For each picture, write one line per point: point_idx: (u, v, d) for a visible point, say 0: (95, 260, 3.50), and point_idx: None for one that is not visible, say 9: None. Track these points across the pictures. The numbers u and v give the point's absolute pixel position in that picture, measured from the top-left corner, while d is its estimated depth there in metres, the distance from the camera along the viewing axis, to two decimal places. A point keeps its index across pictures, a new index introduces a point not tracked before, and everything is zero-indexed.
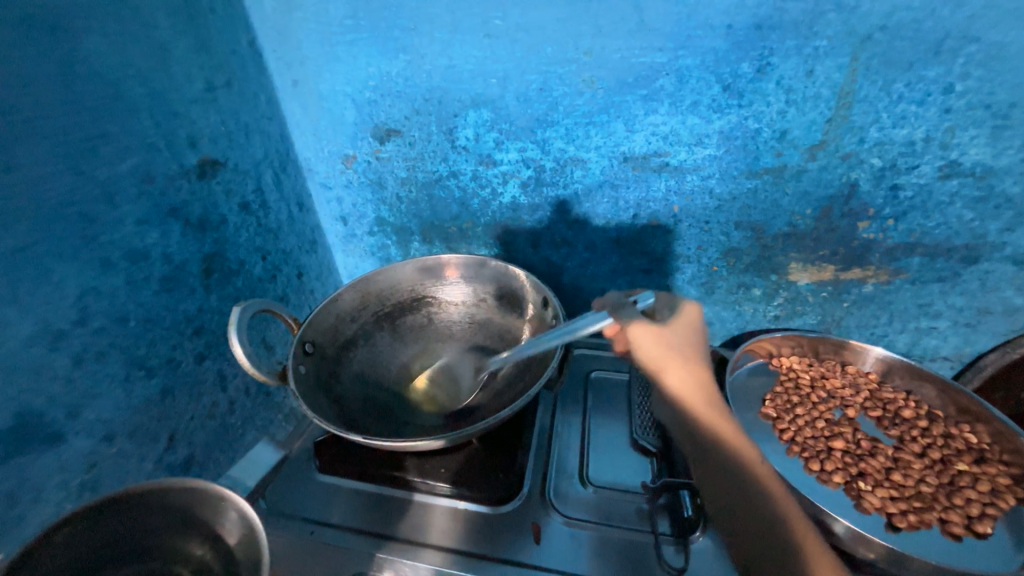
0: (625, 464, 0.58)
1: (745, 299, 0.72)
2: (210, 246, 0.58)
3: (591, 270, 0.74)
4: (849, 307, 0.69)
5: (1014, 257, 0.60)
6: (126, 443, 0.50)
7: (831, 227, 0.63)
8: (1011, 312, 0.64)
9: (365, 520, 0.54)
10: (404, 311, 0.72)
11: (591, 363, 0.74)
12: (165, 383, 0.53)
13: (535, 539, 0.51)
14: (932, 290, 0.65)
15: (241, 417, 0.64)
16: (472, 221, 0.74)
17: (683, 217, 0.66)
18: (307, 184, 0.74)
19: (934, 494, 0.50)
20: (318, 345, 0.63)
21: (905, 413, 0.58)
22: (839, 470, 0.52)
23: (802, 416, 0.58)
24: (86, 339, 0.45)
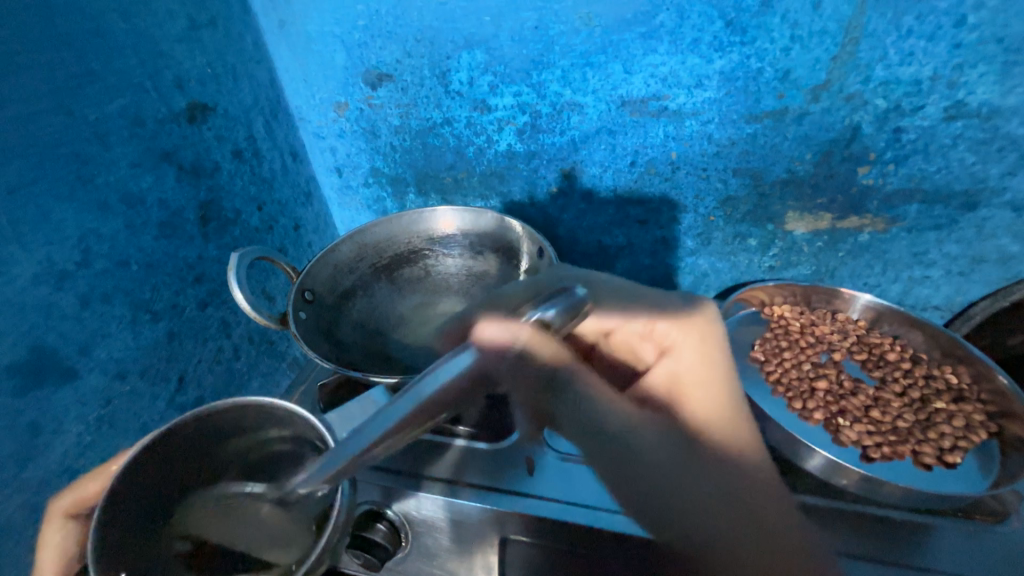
0: None
1: (741, 249, 0.72)
2: (205, 194, 0.58)
3: (587, 221, 0.74)
4: (844, 257, 0.69)
5: (1013, 203, 0.60)
6: (138, 382, 0.52)
7: (830, 174, 0.62)
8: (1005, 260, 0.64)
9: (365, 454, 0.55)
10: (401, 262, 0.73)
11: None
12: (170, 326, 0.55)
13: (529, 471, 0.53)
14: (928, 238, 0.65)
15: (246, 363, 0.66)
16: (468, 171, 0.73)
17: (680, 165, 0.65)
18: (299, 134, 0.73)
19: (909, 429, 0.52)
20: (318, 293, 0.64)
21: (889, 356, 0.59)
22: (819, 407, 0.54)
23: (788, 359, 0.60)
24: (90, 280, 0.46)
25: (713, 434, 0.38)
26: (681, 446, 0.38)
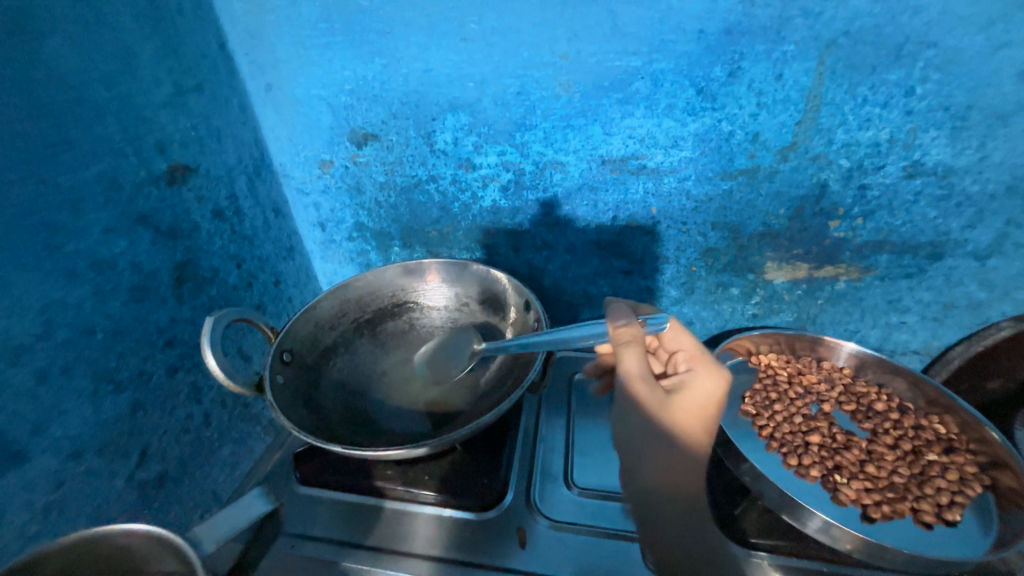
0: (608, 466, 0.58)
1: (724, 298, 0.73)
2: (181, 255, 0.57)
3: (572, 272, 0.75)
4: (823, 304, 0.71)
5: (976, 253, 0.62)
6: (94, 461, 0.48)
7: (803, 227, 0.64)
8: (975, 306, 0.67)
9: (346, 530, 0.53)
10: (385, 318, 0.72)
11: (573, 365, 0.74)
12: (135, 397, 0.51)
13: (520, 543, 0.51)
14: (900, 286, 0.67)
15: (217, 430, 0.62)
16: (453, 225, 0.73)
17: (661, 219, 0.67)
18: (283, 190, 0.73)
19: (906, 484, 0.51)
20: (296, 353, 0.62)
21: (878, 406, 0.59)
22: (816, 464, 0.53)
23: (779, 412, 0.59)
24: (49, 353, 0.43)
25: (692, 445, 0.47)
26: (668, 442, 0.47)
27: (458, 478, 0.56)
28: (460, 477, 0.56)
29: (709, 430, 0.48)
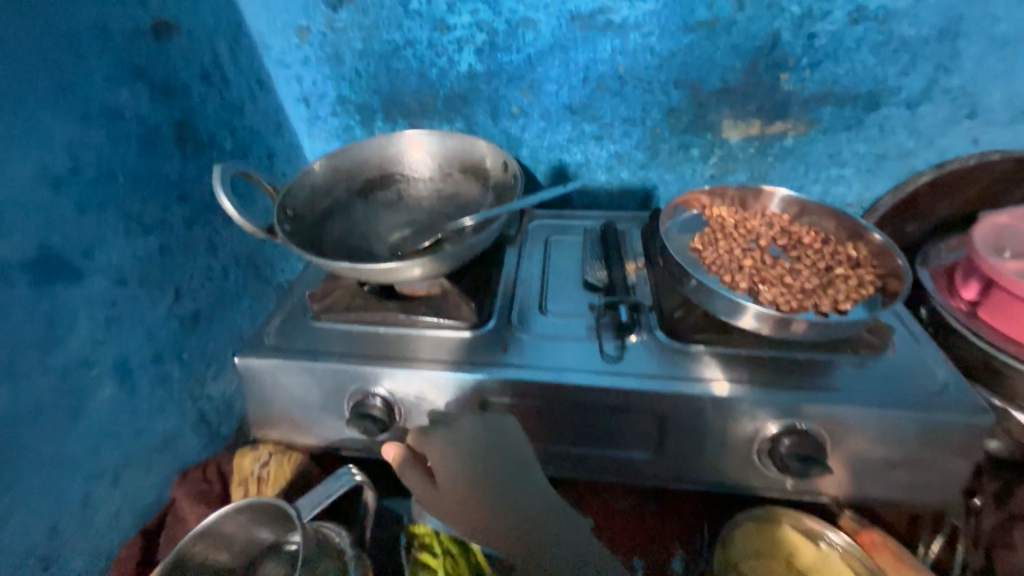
0: (575, 299, 0.70)
1: (685, 160, 0.79)
2: (179, 114, 0.61)
3: (547, 140, 0.80)
4: (774, 162, 0.78)
5: (908, 101, 0.69)
6: (138, 289, 0.56)
7: (757, 81, 0.70)
8: (904, 156, 0.74)
9: (359, 347, 0.63)
10: (374, 186, 0.78)
11: (551, 229, 0.84)
12: (162, 241, 0.59)
13: (504, 349, 0.62)
14: (841, 139, 0.74)
15: (235, 284, 0.71)
16: (433, 94, 0.77)
17: (628, 78, 0.72)
18: (263, 62, 0.75)
19: (818, 289, 0.61)
20: (297, 211, 0.69)
21: (805, 240, 0.69)
22: (745, 279, 0.63)
23: (722, 247, 0.68)
24: (84, 188, 0.50)
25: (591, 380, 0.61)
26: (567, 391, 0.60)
27: (449, 306, 0.67)
28: (451, 305, 0.67)
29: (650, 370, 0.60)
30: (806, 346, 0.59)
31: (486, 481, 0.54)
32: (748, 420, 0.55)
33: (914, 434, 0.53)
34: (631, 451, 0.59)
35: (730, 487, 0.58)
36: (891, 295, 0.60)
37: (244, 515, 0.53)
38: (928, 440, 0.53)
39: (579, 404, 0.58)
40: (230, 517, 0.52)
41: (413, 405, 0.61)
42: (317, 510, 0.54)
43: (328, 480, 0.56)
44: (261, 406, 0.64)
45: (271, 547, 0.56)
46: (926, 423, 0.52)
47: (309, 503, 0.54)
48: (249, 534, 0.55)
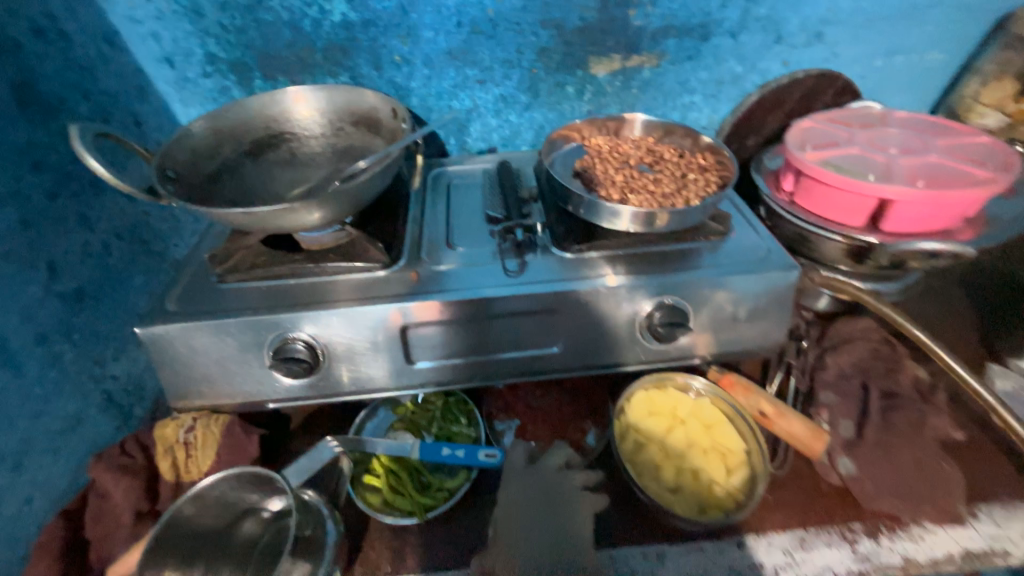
0: (478, 232, 0.76)
1: (563, 98, 0.87)
2: (14, 75, 0.56)
3: (434, 87, 0.83)
4: (637, 93, 0.88)
5: (731, 31, 0.82)
6: (2, 265, 0.52)
7: (610, 18, 0.79)
8: (737, 80, 0.88)
9: (271, 299, 0.64)
10: (263, 146, 0.77)
11: (451, 176, 0.88)
12: (21, 214, 0.55)
13: (415, 280, 0.67)
14: (686, 68, 0.86)
15: (121, 261, 0.67)
16: (310, 47, 0.76)
17: (498, 20, 0.77)
18: (109, 20, 0.70)
19: (674, 192, 0.73)
20: (179, 173, 0.66)
21: (666, 155, 0.80)
22: (617, 191, 0.73)
23: (598, 169, 0.78)
24: None
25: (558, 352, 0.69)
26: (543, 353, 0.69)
27: (357, 250, 0.70)
28: (358, 249, 0.70)
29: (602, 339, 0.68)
30: (670, 239, 0.71)
31: (525, 505, 0.60)
32: (628, 302, 0.66)
33: (752, 293, 0.67)
34: (540, 349, 0.68)
35: (622, 363, 0.70)
36: (725, 184, 0.73)
37: (235, 480, 0.55)
38: (762, 297, 0.67)
39: (489, 315, 0.65)
40: (224, 485, 0.55)
41: (335, 343, 0.64)
42: (303, 479, 0.59)
43: (312, 451, 0.60)
44: (174, 374, 0.63)
45: (253, 511, 0.57)
46: (757, 282, 0.66)
47: (296, 472, 0.59)
48: (234, 500, 0.56)
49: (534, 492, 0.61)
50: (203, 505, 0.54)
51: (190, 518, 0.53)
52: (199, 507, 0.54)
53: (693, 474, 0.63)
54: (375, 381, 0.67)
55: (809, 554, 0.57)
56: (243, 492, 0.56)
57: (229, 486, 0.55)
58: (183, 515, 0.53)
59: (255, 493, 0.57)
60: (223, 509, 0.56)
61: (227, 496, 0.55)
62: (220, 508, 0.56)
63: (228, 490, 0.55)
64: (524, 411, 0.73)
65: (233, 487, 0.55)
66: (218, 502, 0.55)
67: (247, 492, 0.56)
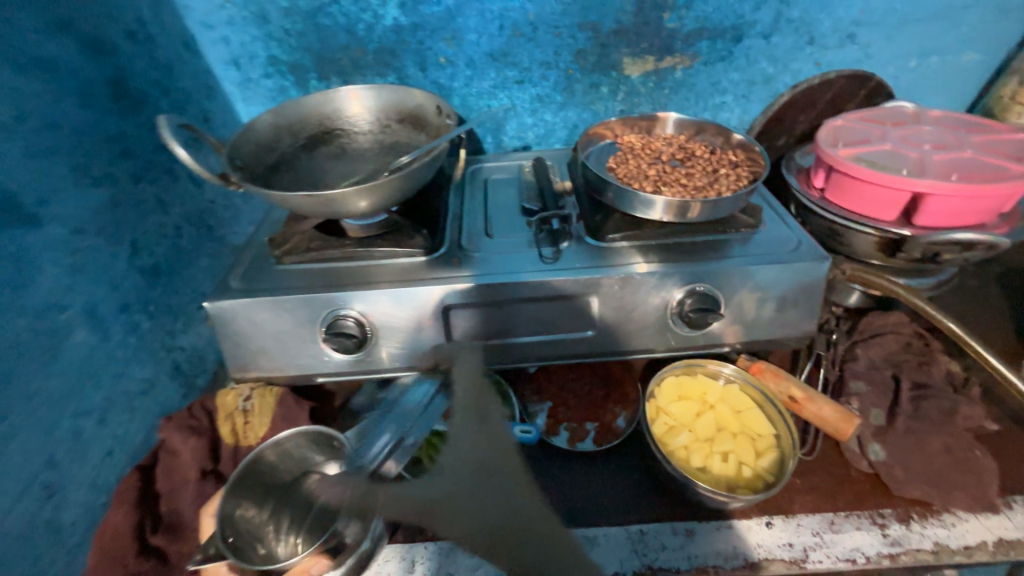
0: (516, 223, 0.80)
1: (598, 97, 0.91)
2: (111, 71, 0.62)
3: (475, 87, 0.88)
4: (669, 93, 0.91)
5: (763, 32, 0.85)
6: (97, 239, 0.58)
7: (645, 21, 0.83)
8: (768, 80, 0.90)
9: (325, 279, 0.69)
10: (317, 141, 0.82)
11: (489, 171, 0.92)
12: (113, 195, 0.61)
13: (457, 265, 0.71)
14: (718, 69, 0.88)
15: (191, 243, 0.73)
16: (362, 49, 0.82)
17: (538, 24, 0.82)
18: (187, 25, 0.77)
19: (706, 186, 0.75)
20: (246, 163, 0.72)
21: (697, 152, 0.83)
22: (650, 184, 0.76)
23: (632, 163, 0.81)
24: (32, 136, 0.52)
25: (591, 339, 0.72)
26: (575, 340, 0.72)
27: (404, 236, 0.74)
28: (405, 236, 0.75)
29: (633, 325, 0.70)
30: (702, 230, 0.73)
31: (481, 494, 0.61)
32: (660, 290, 0.68)
33: (783, 284, 0.69)
34: (573, 332, 0.71)
35: (653, 349, 0.73)
36: (757, 179, 0.75)
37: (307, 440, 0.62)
38: (793, 287, 0.69)
39: (527, 298, 0.68)
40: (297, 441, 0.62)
41: (382, 321, 0.68)
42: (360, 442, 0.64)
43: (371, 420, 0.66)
44: (236, 346, 0.68)
45: (311, 471, 0.64)
46: (788, 272, 0.68)
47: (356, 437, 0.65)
48: (301, 457, 0.63)
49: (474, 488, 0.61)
50: (276, 458, 0.61)
51: (264, 467, 0.60)
52: (274, 459, 0.61)
53: (721, 457, 0.64)
54: (417, 359, 0.72)
55: (839, 536, 0.58)
56: (311, 452, 0.63)
57: (301, 442, 0.62)
58: (261, 462, 0.60)
59: (320, 455, 0.63)
60: (289, 466, 0.63)
61: (298, 453, 0.62)
62: (287, 465, 0.62)
63: (299, 447, 0.62)
64: (556, 396, 0.76)
65: (304, 444, 0.62)
66: (288, 457, 0.62)
67: (312, 453, 0.63)
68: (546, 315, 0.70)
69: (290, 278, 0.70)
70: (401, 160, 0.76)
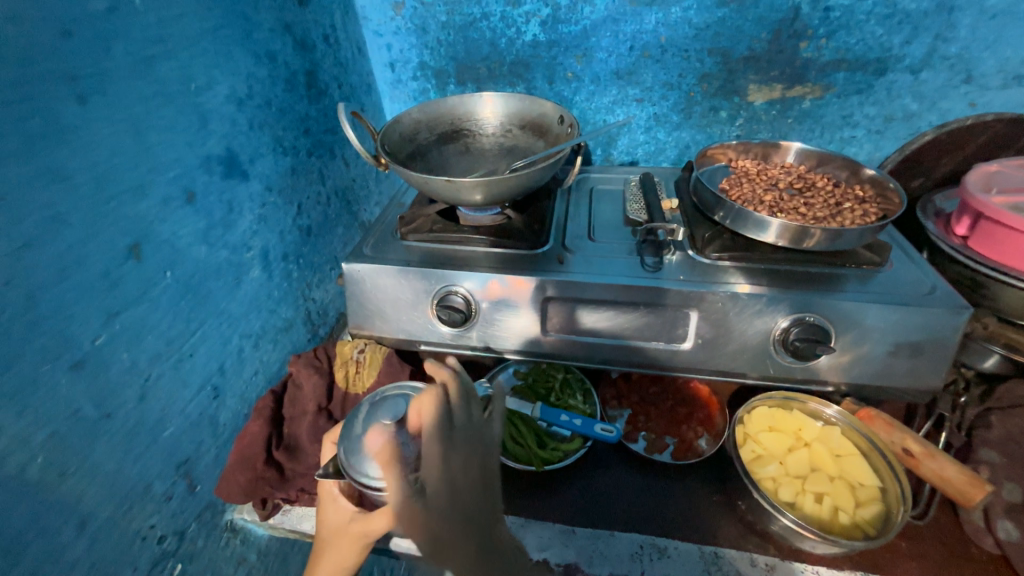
0: (618, 231, 0.83)
1: (715, 121, 0.92)
2: (309, 65, 0.76)
3: (595, 102, 0.93)
4: (793, 122, 0.90)
5: (912, 67, 0.81)
6: (278, 198, 0.71)
7: (779, 50, 0.83)
8: (910, 117, 0.85)
9: (440, 257, 0.77)
10: (448, 138, 0.92)
11: (594, 181, 0.97)
12: (293, 163, 0.73)
13: (560, 262, 0.75)
14: (853, 102, 0.85)
15: (335, 212, 0.86)
16: (500, 61, 0.91)
17: (668, 47, 0.85)
18: (362, 32, 0.91)
19: (827, 217, 0.73)
20: (392, 149, 0.83)
21: (819, 182, 0.80)
22: (765, 208, 0.74)
23: (746, 186, 0.80)
24: (254, 110, 0.65)
25: (681, 352, 0.72)
26: (663, 350, 0.72)
27: (514, 229, 0.80)
28: (515, 229, 0.80)
29: (733, 347, 0.70)
30: (819, 261, 0.70)
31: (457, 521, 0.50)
32: (765, 315, 0.67)
33: (909, 329, 0.64)
34: (665, 343, 0.72)
35: (747, 375, 0.71)
36: (888, 216, 0.71)
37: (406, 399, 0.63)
38: (920, 335, 0.64)
39: (625, 301, 0.70)
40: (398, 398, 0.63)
41: (485, 302, 0.74)
42: None
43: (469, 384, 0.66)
44: (358, 305, 0.77)
45: None
46: (915, 316, 0.63)
47: None
48: None
49: (446, 514, 0.50)
50: None
51: None
52: None
53: (814, 497, 0.61)
54: (509, 343, 0.76)
55: None
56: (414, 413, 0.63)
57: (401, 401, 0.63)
58: None
59: None
60: None
61: None
62: None
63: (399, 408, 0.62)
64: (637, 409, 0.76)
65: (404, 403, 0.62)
66: None
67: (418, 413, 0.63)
68: (639, 321, 0.72)
69: (411, 253, 0.78)
70: (520, 161, 0.83)
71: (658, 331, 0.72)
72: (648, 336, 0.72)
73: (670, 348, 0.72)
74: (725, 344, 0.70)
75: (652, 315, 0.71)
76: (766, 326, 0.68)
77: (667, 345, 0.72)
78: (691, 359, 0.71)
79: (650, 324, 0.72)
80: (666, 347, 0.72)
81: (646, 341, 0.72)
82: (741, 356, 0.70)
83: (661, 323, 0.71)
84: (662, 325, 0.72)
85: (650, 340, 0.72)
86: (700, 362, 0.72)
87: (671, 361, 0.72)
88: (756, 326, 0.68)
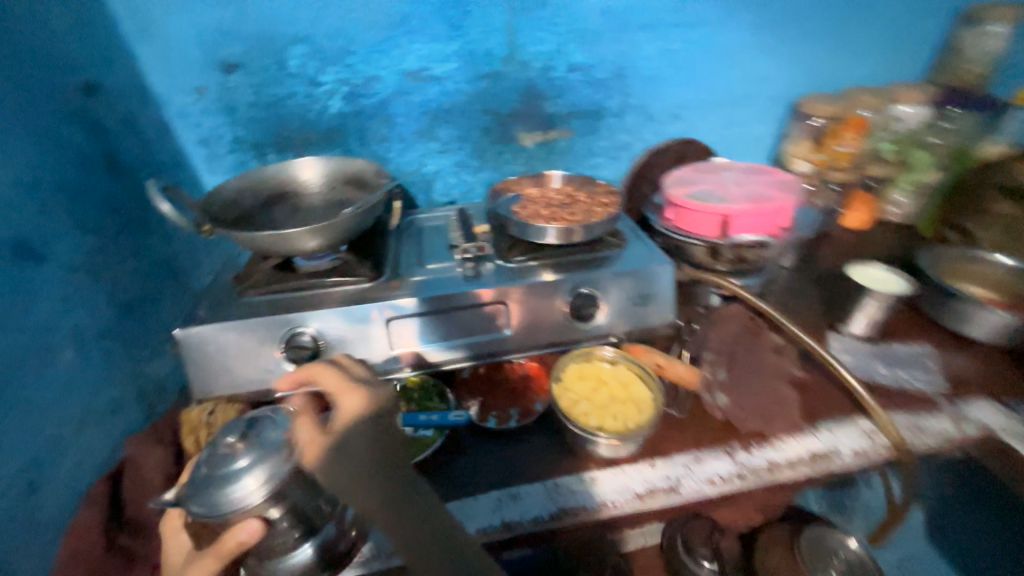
0: (443, 254, 1.00)
1: (503, 161, 1.18)
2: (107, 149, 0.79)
3: (405, 156, 1.12)
4: (558, 156, 1.20)
5: (617, 113, 1.17)
6: (87, 277, 0.71)
7: (531, 107, 1.12)
8: (627, 145, 1.22)
9: (281, 305, 0.83)
10: (275, 198, 0.99)
11: (421, 220, 1.13)
12: (101, 243, 0.74)
13: (394, 287, 0.88)
14: (590, 139, 1.19)
15: (160, 285, 0.86)
16: (312, 130, 1.04)
17: (452, 110, 1.09)
18: (166, 115, 0.96)
19: (584, 218, 1.00)
20: (216, 216, 0.87)
21: (578, 195, 1.09)
22: (542, 219, 0.99)
23: (529, 205, 1.05)
24: (45, 197, 0.66)
25: (506, 339, 0.89)
26: (492, 340, 0.89)
27: (351, 267, 0.91)
28: (352, 267, 0.91)
29: (540, 326, 0.90)
30: (584, 250, 0.96)
31: (372, 498, 0.48)
32: (556, 295, 0.89)
33: (645, 283, 0.92)
34: (492, 334, 0.89)
35: (558, 343, 0.92)
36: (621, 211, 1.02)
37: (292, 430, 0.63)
38: (653, 285, 0.92)
39: (453, 307, 0.86)
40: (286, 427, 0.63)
41: (331, 336, 0.82)
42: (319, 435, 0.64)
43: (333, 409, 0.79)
44: (200, 368, 0.79)
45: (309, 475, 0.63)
46: (645, 274, 0.91)
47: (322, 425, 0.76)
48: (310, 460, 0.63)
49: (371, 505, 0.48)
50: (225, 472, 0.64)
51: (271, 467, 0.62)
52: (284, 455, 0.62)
53: (612, 418, 0.81)
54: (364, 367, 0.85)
55: (702, 465, 0.75)
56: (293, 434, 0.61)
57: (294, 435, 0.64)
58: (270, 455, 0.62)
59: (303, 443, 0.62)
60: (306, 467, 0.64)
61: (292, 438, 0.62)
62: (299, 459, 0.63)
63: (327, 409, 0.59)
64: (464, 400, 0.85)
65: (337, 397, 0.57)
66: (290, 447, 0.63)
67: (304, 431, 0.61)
68: (469, 321, 0.88)
69: (251, 306, 0.83)
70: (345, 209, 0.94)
71: (485, 326, 0.89)
72: (478, 330, 0.89)
73: (497, 338, 0.89)
74: (535, 324, 0.90)
75: (477, 314, 0.88)
76: (559, 305, 0.90)
77: (494, 335, 0.89)
78: (513, 342, 0.90)
79: (478, 321, 0.88)
80: (494, 337, 0.89)
81: (478, 335, 0.88)
82: (548, 331, 0.91)
83: (486, 318, 0.88)
84: (487, 320, 0.89)
85: (481, 334, 0.89)
86: (521, 343, 0.90)
87: (499, 348, 0.89)
88: (553, 306, 0.90)
